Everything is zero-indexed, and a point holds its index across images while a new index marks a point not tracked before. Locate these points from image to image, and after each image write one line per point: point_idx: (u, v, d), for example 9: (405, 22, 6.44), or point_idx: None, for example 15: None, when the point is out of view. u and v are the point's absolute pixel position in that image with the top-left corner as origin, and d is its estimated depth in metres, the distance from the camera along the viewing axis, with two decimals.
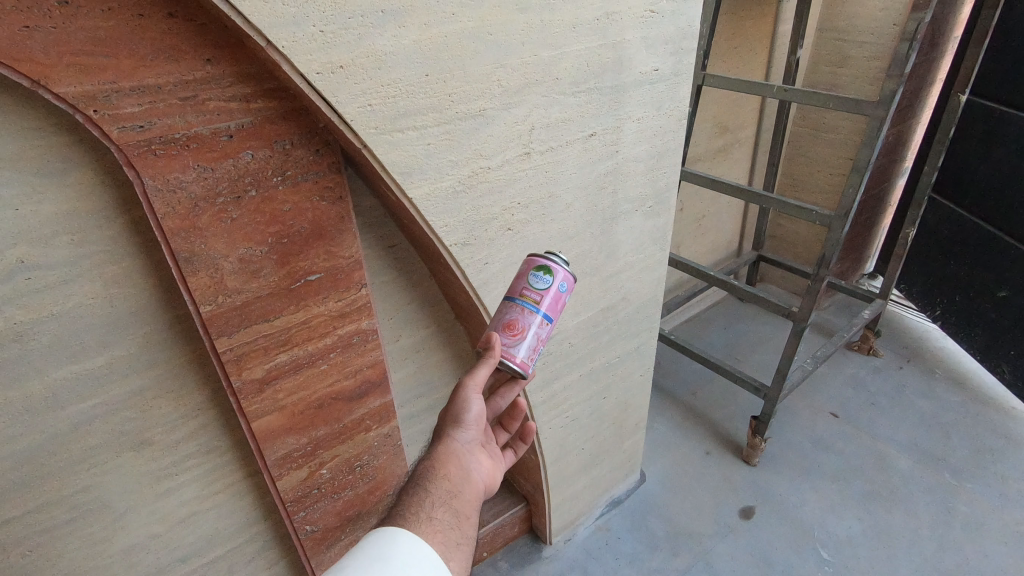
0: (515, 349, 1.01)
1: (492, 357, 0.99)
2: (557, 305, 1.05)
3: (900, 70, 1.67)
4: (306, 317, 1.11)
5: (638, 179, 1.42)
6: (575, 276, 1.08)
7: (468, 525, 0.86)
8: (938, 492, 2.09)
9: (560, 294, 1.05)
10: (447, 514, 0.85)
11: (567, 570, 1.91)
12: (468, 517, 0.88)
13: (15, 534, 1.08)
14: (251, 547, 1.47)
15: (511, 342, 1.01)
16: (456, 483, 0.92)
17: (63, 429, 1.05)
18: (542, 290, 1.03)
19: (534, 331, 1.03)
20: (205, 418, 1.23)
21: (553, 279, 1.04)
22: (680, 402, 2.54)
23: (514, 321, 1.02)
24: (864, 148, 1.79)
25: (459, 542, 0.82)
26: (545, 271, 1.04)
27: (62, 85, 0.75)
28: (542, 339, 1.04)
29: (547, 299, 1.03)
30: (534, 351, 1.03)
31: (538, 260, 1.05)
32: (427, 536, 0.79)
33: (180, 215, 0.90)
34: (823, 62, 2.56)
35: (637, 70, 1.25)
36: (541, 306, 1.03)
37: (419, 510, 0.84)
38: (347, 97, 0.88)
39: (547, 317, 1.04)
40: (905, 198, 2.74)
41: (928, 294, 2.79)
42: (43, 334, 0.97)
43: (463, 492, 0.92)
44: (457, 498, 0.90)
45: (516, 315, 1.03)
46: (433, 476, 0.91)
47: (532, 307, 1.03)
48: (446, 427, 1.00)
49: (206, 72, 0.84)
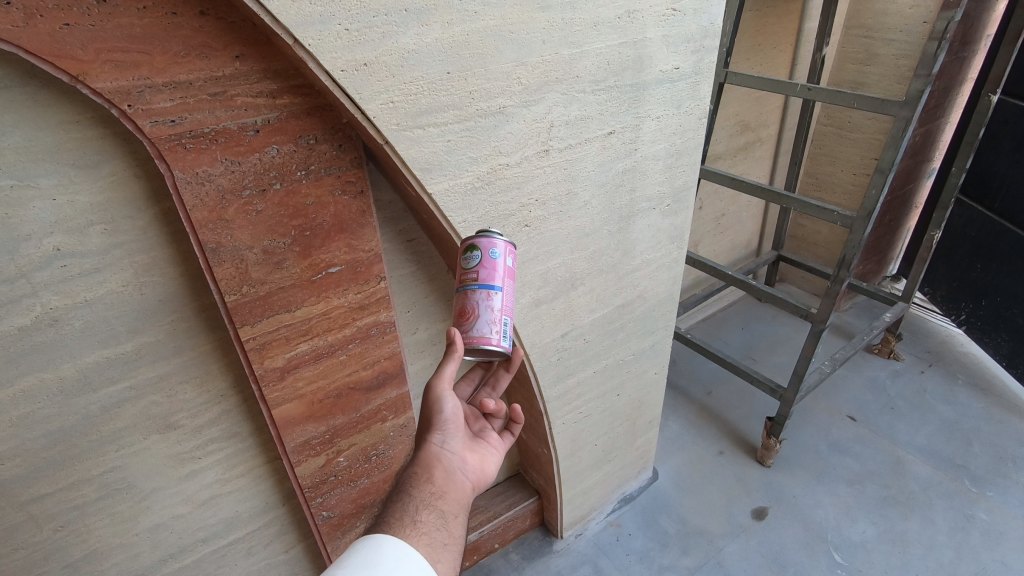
0: (471, 333, 0.97)
1: (456, 351, 0.95)
2: (503, 272, 1.00)
3: (928, 70, 1.64)
4: (327, 308, 1.14)
5: (656, 177, 1.42)
6: (511, 243, 1.03)
7: (455, 525, 0.85)
8: (957, 499, 2.06)
9: (503, 260, 1.00)
10: (432, 516, 0.84)
11: (578, 564, 1.93)
12: (455, 517, 0.87)
13: (48, 510, 1.13)
14: (269, 530, 1.51)
15: (465, 326, 0.98)
16: (440, 485, 0.89)
17: (94, 411, 1.10)
18: (475, 266, 0.99)
19: (484, 305, 0.98)
20: (228, 404, 1.27)
21: (484, 250, 0.99)
22: (694, 401, 2.54)
23: (462, 307, 0.99)
24: (889, 148, 1.75)
25: (445, 543, 0.81)
26: (474, 248, 1.00)
27: (98, 81, 0.78)
28: (499, 310, 0.99)
29: (484, 271, 0.99)
30: (496, 325, 0.99)
31: (469, 240, 1.01)
32: (413, 540, 0.78)
33: (207, 207, 0.93)
34: (850, 59, 2.52)
35: (658, 68, 1.25)
36: (479, 280, 0.98)
37: (402, 516, 0.83)
38: (371, 94, 0.90)
39: (495, 286, 0.99)
40: (932, 199, 2.68)
41: (954, 298, 2.74)
42: (77, 320, 1.01)
43: (449, 493, 0.89)
44: (442, 499, 0.88)
45: (464, 300, 0.99)
46: (416, 480, 0.89)
47: (471, 286, 0.99)
48: (425, 432, 0.97)
49: (234, 69, 0.86)
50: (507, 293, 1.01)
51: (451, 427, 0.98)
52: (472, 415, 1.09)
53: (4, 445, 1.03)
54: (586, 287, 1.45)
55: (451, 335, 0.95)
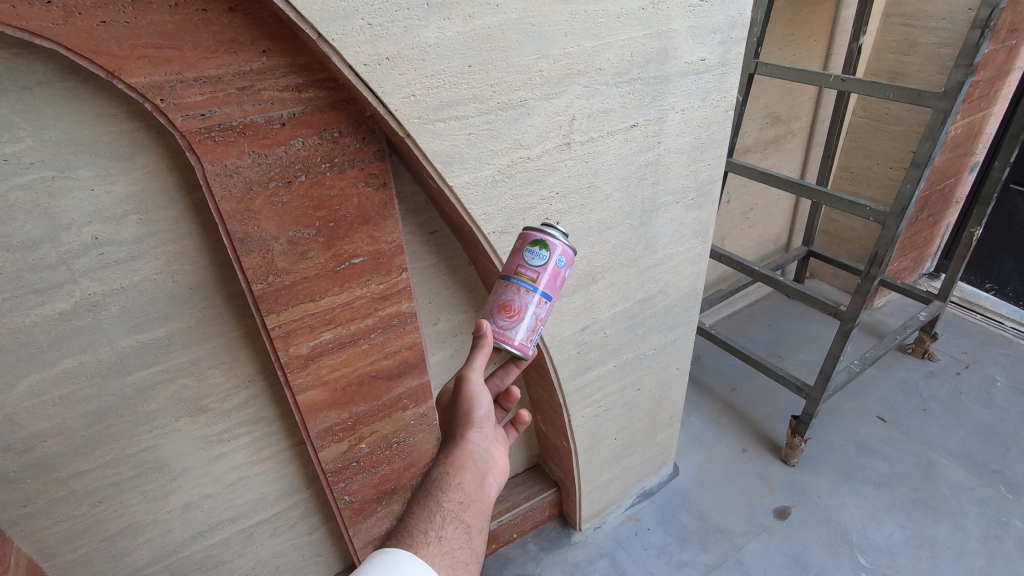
0: (510, 329, 1.01)
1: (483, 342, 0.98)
2: (560, 281, 1.04)
3: (969, 60, 1.57)
4: (349, 298, 1.16)
5: (680, 171, 1.40)
6: (575, 251, 1.05)
7: (479, 541, 0.87)
8: (991, 505, 2.00)
9: (560, 270, 1.04)
10: (457, 531, 0.86)
11: (596, 556, 1.94)
12: (479, 530, 0.89)
13: (86, 486, 1.19)
14: (294, 512, 1.56)
15: (509, 325, 1.01)
16: (469, 493, 0.93)
17: (129, 392, 1.15)
18: (536, 266, 1.01)
19: (534, 310, 1.01)
20: (255, 389, 1.31)
21: (550, 251, 1.01)
22: (718, 397, 2.51)
23: (514, 303, 1.01)
24: (926, 142, 1.69)
25: (467, 562, 0.83)
26: (541, 245, 1.02)
27: (133, 76, 0.81)
28: (542, 319, 1.03)
29: (545, 276, 1.02)
30: (534, 333, 1.03)
31: (534, 237, 1.02)
32: (435, 560, 0.80)
33: (235, 198, 0.96)
34: (888, 49, 2.44)
35: (683, 60, 1.23)
36: (538, 284, 1.01)
37: (429, 530, 0.84)
38: (393, 88, 0.91)
39: (549, 291, 1.03)
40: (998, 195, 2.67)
41: None
42: (114, 305, 1.06)
43: (478, 501, 0.93)
44: (470, 509, 0.91)
45: (512, 295, 1.02)
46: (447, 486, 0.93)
47: (530, 285, 1.01)
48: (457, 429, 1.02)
49: (261, 63, 0.88)
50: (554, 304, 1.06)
51: (484, 424, 1.03)
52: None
53: (47, 423, 1.09)
54: (607, 281, 1.44)
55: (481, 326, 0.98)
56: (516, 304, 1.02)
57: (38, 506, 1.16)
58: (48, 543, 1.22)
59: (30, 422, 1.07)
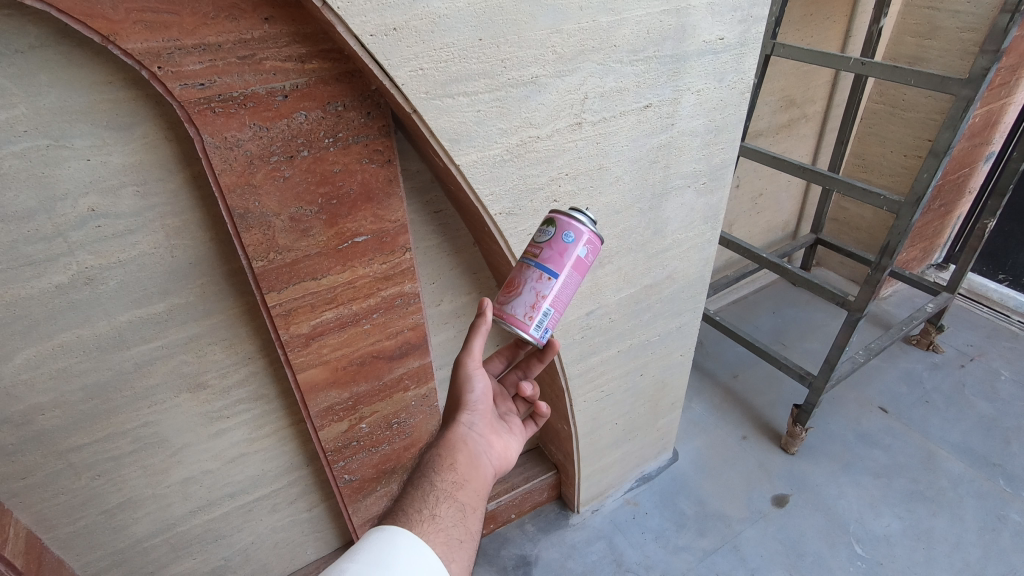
0: (505, 303, 0.99)
1: (483, 322, 0.96)
2: (569, 259, 0.97)
3: (996, 45, 1.51)
4: (352, 277, 1.14)
5: (692, 154, 1.36)
6: (592, 236, 0.99)
7: (473, 519, 0.87)
8: (990, 498, 1.99)
9: (568, 247, 0.97)
10: (450, 510, 0.86)
11: (593, 539, 1.95)
12: (473, 510, 0.89)
13: (85, 459, 1.19)
14: (294, 489, 1.56)
15: (507, 300, 0.99)
16: (462, 473, 0.93)
17: (128, 367, 1.13)
18: (543, 241, 0.98)
19: (532, 284, 0.97)
20: (255, 365, 1.30)
21: (553, 227, 0.98)
22: (720, 384, 2.50)
23: (515, 279, 1.00)
24: (946, 131, 1.64)
25: (461, 539, 0.83)
26: (549, 223, 0.99)
27: (129, 42, 0.78)
28: (545, 296, 0.97)
29: (549, 251, 0.97)
30: (533, 310, 0.97)
31: (547, 214, 1.00)
32: (429, 538, 0.79)
33: (236, 172, 0.93)
34: (909, 32, 2.37)
35: (701, 39, 1.19)
36: (540, 259, 0.98)
37: (422, 509, 0.84)
38: (400, 61, 0.88)
39: (553, 267, 0.97)
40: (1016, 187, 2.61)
41: None
42: (112, 279, 1.04)
43: (470, 482, 0.93)
44: (463, 489, 0.91)
45: (517, 272, 1.00)
46: (440, 467, 0.92)
47: (532, 261, 0.98)
48: (452, 412, 1.03)
49: (264, 31, 0.84)
50: (567, 286, 0.99)
51: (479, 408, 1.03)
52: (502, 398, 1.16)
53: (44, 396, 1.08)
54: (614, 265, 1.42)
55: (484, 305, 0.96)
56: (521, 280, 0.99)
57: (37, 478, 1.15)
58: (47, 515, 1.21)
59: (28, 395, 1.06)
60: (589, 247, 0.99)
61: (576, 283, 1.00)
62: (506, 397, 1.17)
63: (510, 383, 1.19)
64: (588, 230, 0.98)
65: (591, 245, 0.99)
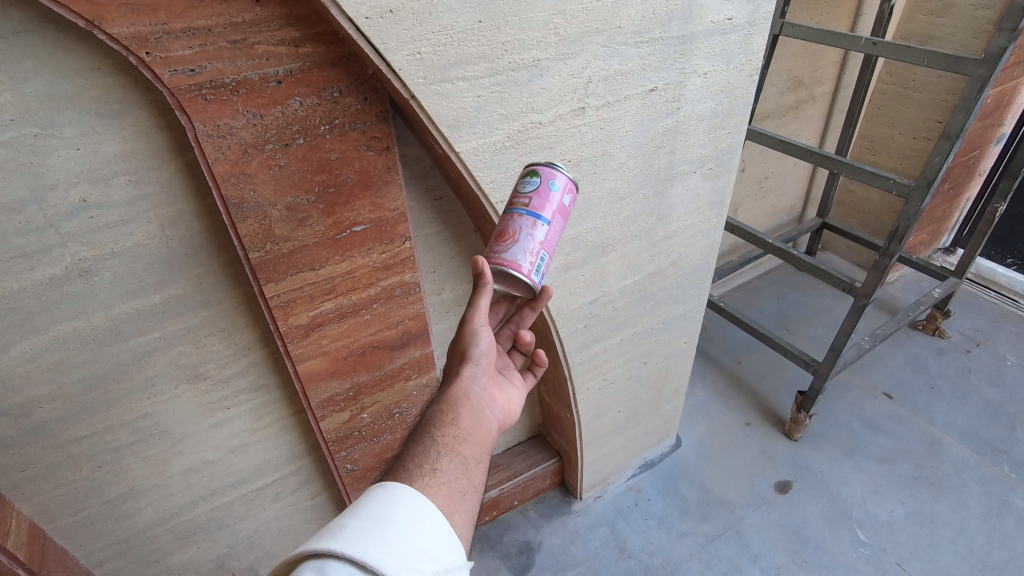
0: (496, 252, 0.95)
1: (486, 282, 0.92)
2: (557, 207, 0.97)
3: (1014, 24, 1.46)
4: (351, 267, 1.12)
5: (698, 139, 1.33)
6: (572, 182, 1.01)
7: (476, 471, 0.84)
8: (994, 484, 1.99)
9: (555, 195, 0.97)
10: (453, 464, 0.83)
11: (595, 525, 1.95)
12: (477, 463, 0.86)
13: (86, 451, 1.18)
14: (296, 477, 1.56)
15: (503, 249, 0.95)
16: (465, 426, 0.90)
17: (126, 359, 1.12)
18: (531, 191, 0.97)
19: (527, 231, 0.94)
20: (255, 356, 1.29)
21: (538, 176, 0.97)
22: (724, 370, 2.49)
23: (505, 228, 0.96)
24: (959, 112, 1.60)
25: (464, 492, 0.80)
26: (531, 174, 0.98)
27: (115, 26, 0.75)
28: (541, 243, 0.95)
29: (538, 199, 0.96)
30: (533, 257, 0.95)
31: (527, 165, 0.99)
32: (431, 492, 0.77)
33: (230, 161, 0.90)
34: (921, 10, 2.31)
35: (708, 19, 1.15)
36: (531, 207, 0.95)
37: (424, 463, 0.81)
38: (396, 45, 0.84)
39: (542, 213, 0.96)
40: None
41: None
42: (107, 271, 1.02)
43: (473, 434, 0.90)
44: (466, 442, 0.88)
45: (508, 222, 0.96)
46: (442, 419, 0.89)
47: (522, 210, 0.96)
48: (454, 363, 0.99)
49: (255, 14, 0.81)
50: (557, 233, 0.99)
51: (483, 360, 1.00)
52: (500, 352, 1.13)
53: (42, 388, 1.07)
54: (618, 253, 1.39)
55: (480, 264, 0.92)
56: (514, 229, 0.95)
57: (38, 470, 1.15)
58: (50, 506, 1.21)
59: (25, 387, 1.05)
60: (569, 195, 1.00)
61: (561, 231, 1.00)
62: (506, 351, 1.14)
63: (508, 335, 1.17)
64: (568, 178, 1.00)
65: (571, 193, 1.01)
